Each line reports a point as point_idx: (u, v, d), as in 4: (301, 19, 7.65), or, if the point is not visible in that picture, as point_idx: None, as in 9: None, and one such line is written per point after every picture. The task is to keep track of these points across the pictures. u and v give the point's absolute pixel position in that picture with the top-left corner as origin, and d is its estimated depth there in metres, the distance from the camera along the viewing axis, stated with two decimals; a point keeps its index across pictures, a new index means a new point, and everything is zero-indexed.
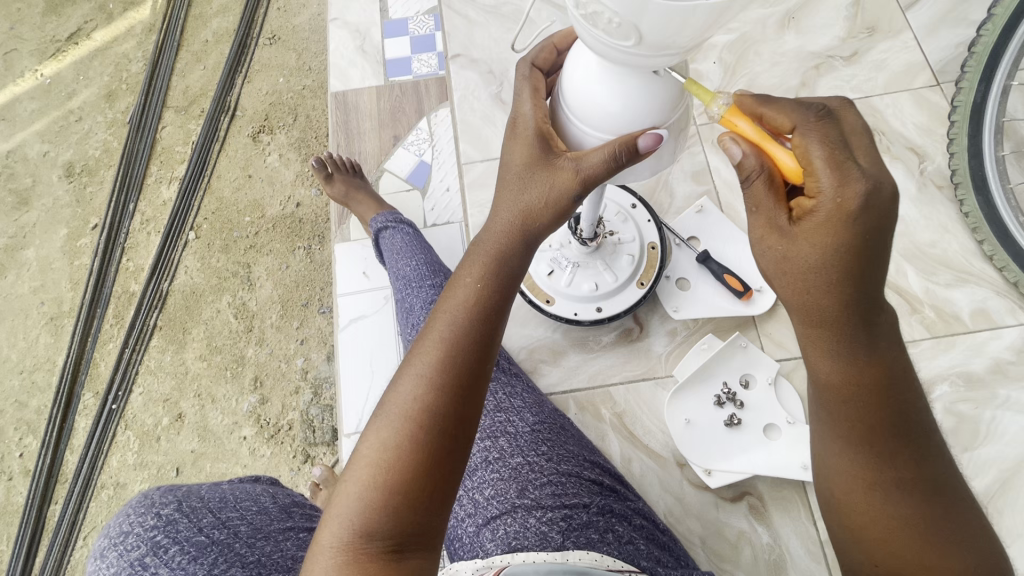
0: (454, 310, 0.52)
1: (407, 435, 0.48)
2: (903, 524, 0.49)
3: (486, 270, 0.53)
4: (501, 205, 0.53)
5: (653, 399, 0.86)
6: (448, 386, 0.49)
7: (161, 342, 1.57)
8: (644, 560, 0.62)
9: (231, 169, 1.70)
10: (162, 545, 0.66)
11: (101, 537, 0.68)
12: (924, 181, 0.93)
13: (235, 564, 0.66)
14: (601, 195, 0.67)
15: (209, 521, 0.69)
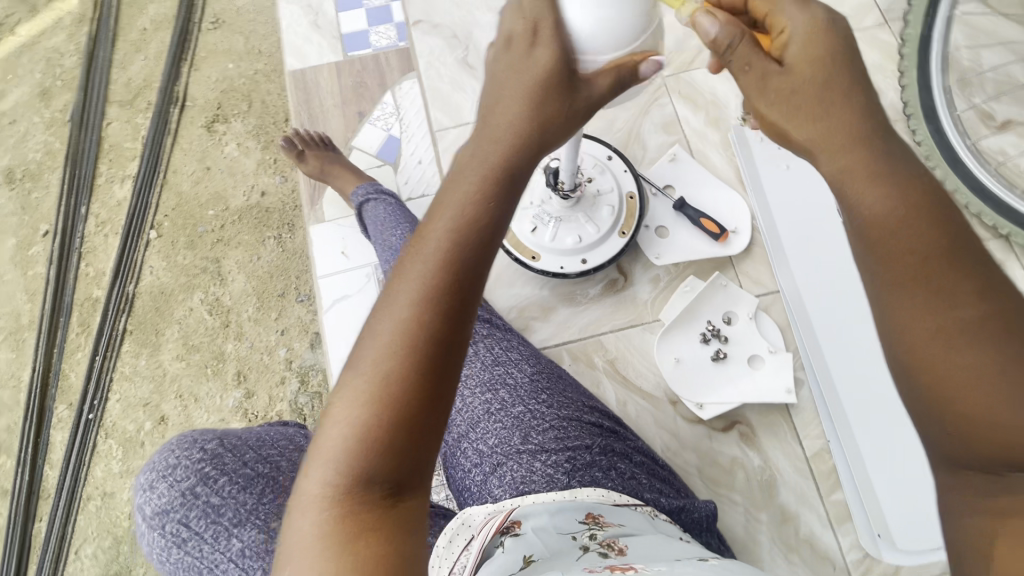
0: (450, 225, 0.48)
1: (400, 367, 0.45)
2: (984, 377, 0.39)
3: (486, 186, 0.49)
4: (502, 115, 0.50)
5: (643, 342, 0.89)
6: (442, 313, 0.46)
7: (134, 346, 1.52)
8: (647, 493, 0.66)
9: (187, 162, 1.64)
10: (212, 476, 0.68)
11: (147, 468, 0.70)
12: None
13: (281, 494, 0.69)
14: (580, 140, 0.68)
15: (252, 455, 0.71)
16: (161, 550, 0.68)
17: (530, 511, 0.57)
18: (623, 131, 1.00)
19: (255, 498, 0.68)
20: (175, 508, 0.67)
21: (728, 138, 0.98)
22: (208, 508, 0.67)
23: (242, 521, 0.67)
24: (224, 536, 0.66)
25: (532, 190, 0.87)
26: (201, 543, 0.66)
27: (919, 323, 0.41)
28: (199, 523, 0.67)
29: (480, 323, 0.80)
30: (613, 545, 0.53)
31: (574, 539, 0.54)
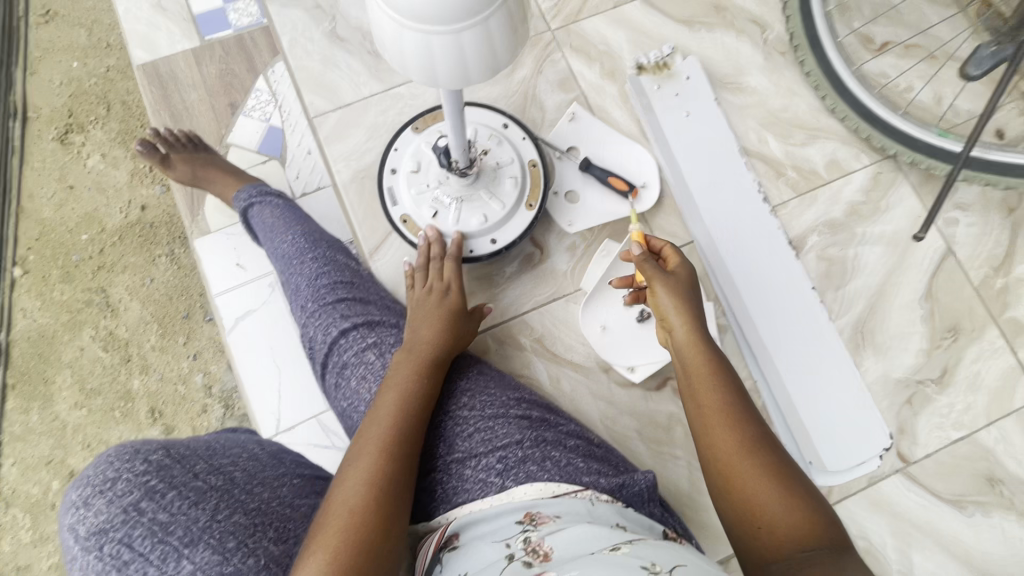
0: (394, 395, 0.63)
1: (366, 489, 0.55)
2: (770, 476, 0.53)
3: (421, 361, 0.68)
4: (426, 322, 0.73)
5: (567, 314, 0.86)
6: (398, 448, 0.59)
7: (22, 401, 1.34)
8: (586, 476, 0.61)
9: (44, 184, 1.42)
10: (158, 490, 0.53)
11: (75, 484, 0.53)
12: (769, 50, 0.97)
13: (237, 510, 0.55)
14: (463, 117, 0.61)
15: (204, 466, 0.58)
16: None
17: (471, 519, 0.57)
18: (518, 95, 0.94)
19: (209, 514, 0.54)
20: (115, 527, 0.51)
21: (626, 89, 0.94)
22: (154, 526, 0.52)
23: (195, 539, 0.52)
24: (172, 558, 0.51)
25: (429, 172, 0.82)
26: (145, 568, 0.50)
27: (717, 431, 0.57)
28: (143, 544, 0.51)
29: (389, 329, 0.75)
30: (539, 549, 0.50)
31: (505, 547, 0.52)
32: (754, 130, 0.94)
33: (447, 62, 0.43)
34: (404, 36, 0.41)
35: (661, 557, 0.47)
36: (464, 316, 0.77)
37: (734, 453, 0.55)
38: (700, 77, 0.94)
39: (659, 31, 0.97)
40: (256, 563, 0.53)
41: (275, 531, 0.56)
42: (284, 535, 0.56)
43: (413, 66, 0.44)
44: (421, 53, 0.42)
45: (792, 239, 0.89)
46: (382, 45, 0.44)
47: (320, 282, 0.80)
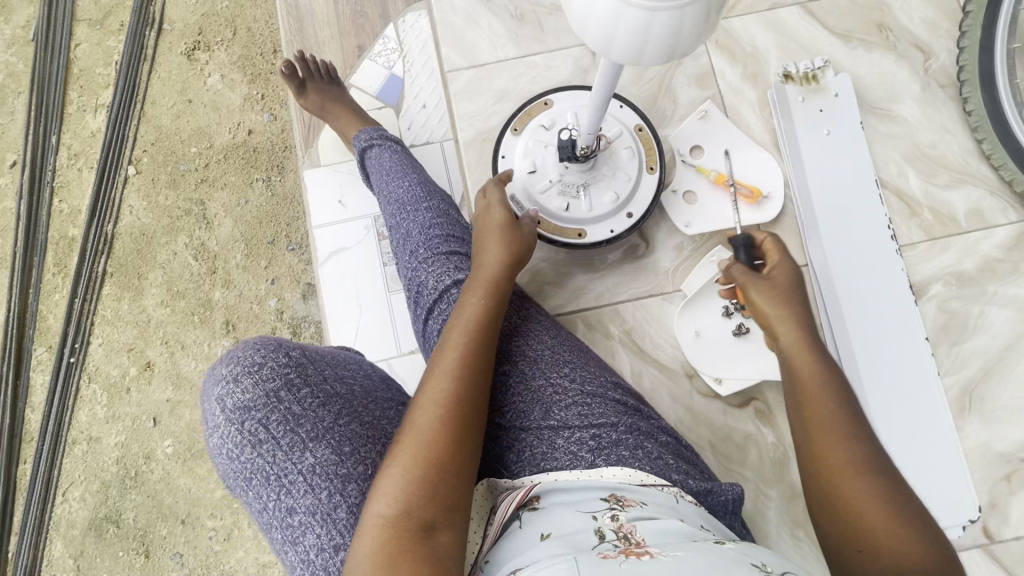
0: (463, 324, 0.63)
1: (435, 411, 0.56)
2: (890, 499, 0.51)
3: (484, 288, 0.67)
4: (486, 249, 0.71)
5: (662, 313, 0.85)
6: (464, 373, 0.59)
7: (116, 290, 1.45)
8: (675, 474, 0.61)
9: (166, 94, 1.50)
10: (295, 384, 0.58)
11: (226, 360, 0.58)
12: (929, 80, 0.91)
13: (356, 420, 0.59)
14: (607, 101, 0.60)
15: (331, 372, 0.62)
16: (229, 448, 0.56)
17: (554, 487, 0.58)
18: (653, 84, 0.92)
19: (333, 418, 0.58)
20: (257, 407, 0.56)
21: (767, 96, 0.90)
22: (288, 416, 0.56)
23: (320, 437, 0.57)
24: (299, 447, 0.56)
25: (546, 169, 0.81)
26: (275, 450, 0.56)
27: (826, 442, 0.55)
28: (277, 428, 0.56)
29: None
30: (630, 537, 0.49)
31: (590, 519, 0.52)
32: (895, 162, 0.88)
33: (689, 29, 0.41)
34: (652, 21, 0.40)
35: (768, 559, 0.45)
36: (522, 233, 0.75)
37: (855, 467, 0.53)
38: (850, 95, 0.89)
39: (813, 41, 0.92)
40: (365, 473, 0.56)
41: (383, 447, 0.59)
42: (390, 453, 0.59)
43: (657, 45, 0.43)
44: (659, 33, 0.41)
45: (915, 284, 0.84)
46: (609, 40, 0.43)
47: (433, 231, 0.81)
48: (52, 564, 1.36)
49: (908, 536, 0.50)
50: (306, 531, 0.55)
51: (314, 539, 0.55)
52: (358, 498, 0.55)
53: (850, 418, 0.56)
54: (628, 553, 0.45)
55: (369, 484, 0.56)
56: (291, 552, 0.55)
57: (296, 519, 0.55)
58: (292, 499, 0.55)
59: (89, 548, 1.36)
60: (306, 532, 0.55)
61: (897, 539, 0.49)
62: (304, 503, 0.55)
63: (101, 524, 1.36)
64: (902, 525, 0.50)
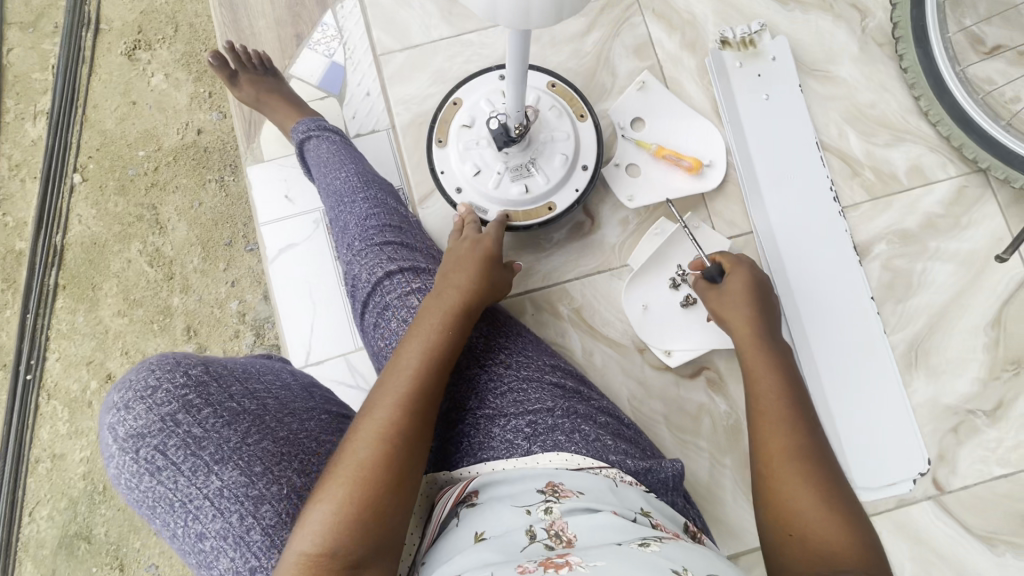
0: (420, 351, 0.61)
1: (376, 447, 0.54)
2: (813, 481, 0.55)
3: (444, 317, 0.65)
4: (457, 275, 0.70)
5: (610, 289, 0.84)
6: (411, 407, 0.57)
7: (69, 303, 1.40)
8: (612, 455, 0.61)
9: (108, 97, 1.44)
10: (195, 405, 0.57)
11: (119, 386, 0.57)
12: (866, 40, 0.90)
13: (267, 437, 0.58)
14: (525, 79, 0.59)
15: (238, 388, 0.60)
16: (128, 477, 0.55)
17: (491, 479, 0.58)
18: (590, 57, 0.90)
19: (239, 436, 0.57)
20: (152, 433, 0.55)
21: (705, 64, 0.89)
22: (188, 439, 0.56)
23: (225, 458, 0.55)
24: (202, 471, 0.55)
25: (488, 165, 0.77)
26: (176, 476, 0.55)
27: (766, 432, 0.60)
28: (177, 453, 0.55)
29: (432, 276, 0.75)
30: (562, 535, 0.48)
31: (525, 516, 0.51)
32: (836, 124, 0.88)
33: None
34: None
35: (692, 563, 0.44)
36: (497, 266, 0.74)
37: (782, 451, 0.58)
38: (786, 58, 0.88)
39: (750, 5, 0.91)
40: (277, 491, 0.55)
41: (300, 463, 0.58)
42: (307, 468, 0.58)
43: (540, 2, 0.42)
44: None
45: (858, 245, 0.85)
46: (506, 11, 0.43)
47: (369, 222, 0.79)
48: None
49: (823, 515, 0.53)
50: (219, 555, 0.54)
51: (229, 563, 0.54)
52: (272, 519, 0.54)
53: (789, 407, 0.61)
54: (546, 565, 0.44)
55: (283, 504, 0.55)
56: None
57: (207, 544, 0.54)
58: (201, 524, 0.54)
59: (62, 567, 1.33)
60: (219, 556, 0.54)
61: (815, 516, 0.53)
62: (214, 527, 0.54)
63: (70, 540, 1.34)
64: (824, 506, 0.53)
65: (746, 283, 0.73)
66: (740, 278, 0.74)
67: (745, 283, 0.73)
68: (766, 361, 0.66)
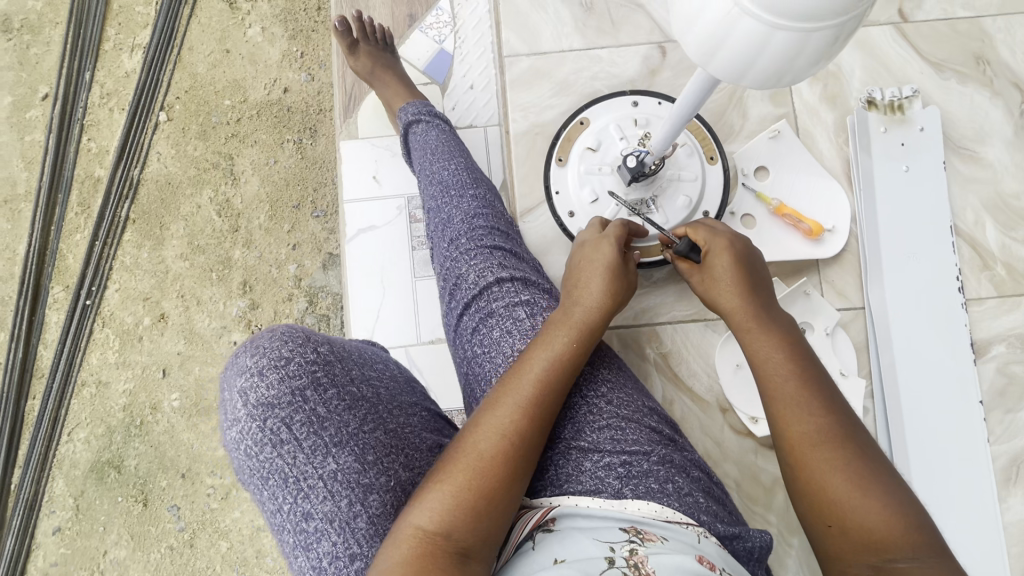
0: (546, 358, 0.59)
1: (499, 446, 0.53)
2: (845, 465, 0.50)
3: (576, 330, 0.62)
4: (591, 286, 0.66)
5: (703, 340, 0.81)
6: (535, 414, 0.56)
7: (136, 238, 1.41)
8: (703, 514, 0.58)
9: (204, 41, 1.44)
10: (321, 383, 0.56)
11: (251, 349, 0.56)
12: (1023, 124, 0.84)
13: (380, 427, 0.58)
14: (689, 118, 0.53)
15: (358, 373, 0.61)
16: (247, 444, 0.55)
17: (572, 512, 0.56)
18: (723, 93, 0.85)
19: (358, 422, 0.57)
20: (281, 405, 0.54)
21: (846, 121, 0.84)
22: (312, 416, 0.55)
23: (343, 442, 0.55)
24: (321, 452, 0.54)
25: (607, 194, 0.76)
26: (296, 451, 0.54)
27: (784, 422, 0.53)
28: (300, 429, 0.55)
29: (540, 292, 0.72)
30: (642, 567, 0.47)
31: (606, 549, 0.50)
32: (974, 209, 0.82)
33: (814, 58, 0.34)
34: (768, 48, 0.34)
35: None
36: (625, 273, 0.69)
37: (812, 441, 0.51)
38: (936, 129, 0.82)
39: (902, 67, 0.85)
40: (386, 483, 0.55)
41: (405, 458, 0.58)
42: (411, 463, 0.59)
43: (727, 66, 0.37)
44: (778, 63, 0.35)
45: (976, 343, 0.79)
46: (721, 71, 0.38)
47: (477, 221, 0.76)
48: (52, 500, 1.36)
49: (869, 504, 0.48)
50: (321, 537, 0.53)
51: (329, 547, 0.53)
52: (378, 509, 0.54)
53: (802, 388, 0.54)
54: None
55: (389, 495, 0.55)
56: (302, 557, 0.53)
57: (312, 524, 0.53)
58: (309, 504, 0.53)
59: (89, 490, 1.36)
60: (321, 538, 0.53)
61: (858, 502, 0.48)
62: (322, 509, 0.53)
63: (103, 467, 1.36)
64: (863, 491, 0.48)
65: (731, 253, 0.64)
66: (723, 250, 0.64)
67: (727, 253, 0.64)
68: (768, 341, 0.58)
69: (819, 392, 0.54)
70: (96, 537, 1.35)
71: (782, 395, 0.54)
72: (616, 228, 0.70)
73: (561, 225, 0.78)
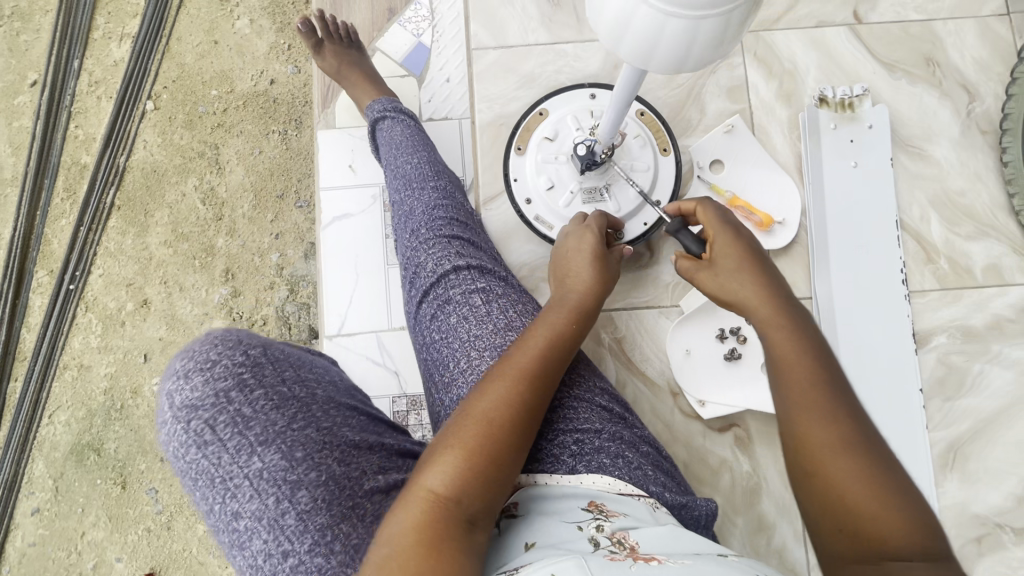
0: (546, 335, 0.62)
1: (505, 412, 0.56)
2: (860, 463, 0.46)
3: (574, 310, 0.66)
4: (584, 269, 0.70)
5: (656, 326, 0.84)
6: (539, 384, 0.58)
7: (121, 224, 1.43)
8: (652, 485, 0.61)
9: (192, 31, 1.46)
10: (247, 384, 0.60)
11: (183, 355, 0.61)
12: (970, 124, 0.87)
13: (310, 425, 0.59)
14: (627, 104, 0.56)
15: (290, 374, 0.63)
16: (177, 447, 0.59)
17: (535, 495, 0.58)
18: (683, 89, 0.88)
19: (284, 421, 0.59)
20: (204, 407, 0.58)
21: (798, 118, 0.87)
22: (237, 417, 0.58)
23: (268, 441, 0.57)
24: (246, 451, 0.57)
25: (564, 182, 0.78)
26: (221, 452, 0.57)
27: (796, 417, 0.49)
28: (225, 430, 0.58)
29: (496, 279, 0.74)
30: (623, 540, 0.50)
31: (580, 529, 0.53)
32: (920, 205, 0.85)
33: (708, 46, 0.37)
34: (664, 33, 0.36)
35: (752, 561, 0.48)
36: (611, 260, 0.72)
37: (828, 437, 0.47)
38: (884, 126, 0.85)
39: (855, 68, 0.89)
40: (315, 478, 0.56)
41: (341, 454, 0.59)
42: (347, 459, 0.59)
43: (632, 51, 0.39)
44: (676, 48, 0.37)
45: (918, 333, 0.82)
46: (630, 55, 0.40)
47: (436, 213, 0.79)
48: (32, 481, 1.38)
49: (881, 505, 0.44)
50: (252, 536, 0.55)
51: (261, 545, 0.55)
52: (307, 504, 0.55)
53: (818, 379, 0.50)
54: (637, 559, 0.47)
55: (317, 490, 0.56)
56: (240, 556, 0.56)
57: (241, 523, 0.56)
58: (238, 503, 0.56)
59: (69, 471, 1.38)
60: (252, 537, 0.56)
61: (873, 504, 0.45)
62: (250, 508, 0.56)
63: (83, 449, 1.39)
64: (878, 491, 0.45)
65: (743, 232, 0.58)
66: (733, 230, 0.59)
67: (738, 234, 0.59)
68: (785, 332, 0.53)
69: (832, 384, 0.50)
70: (74, 518, 1.37)
71: (798, 388, 0.50)
72: (598, 217, 0.73)
73: (519, 211, 0.79)
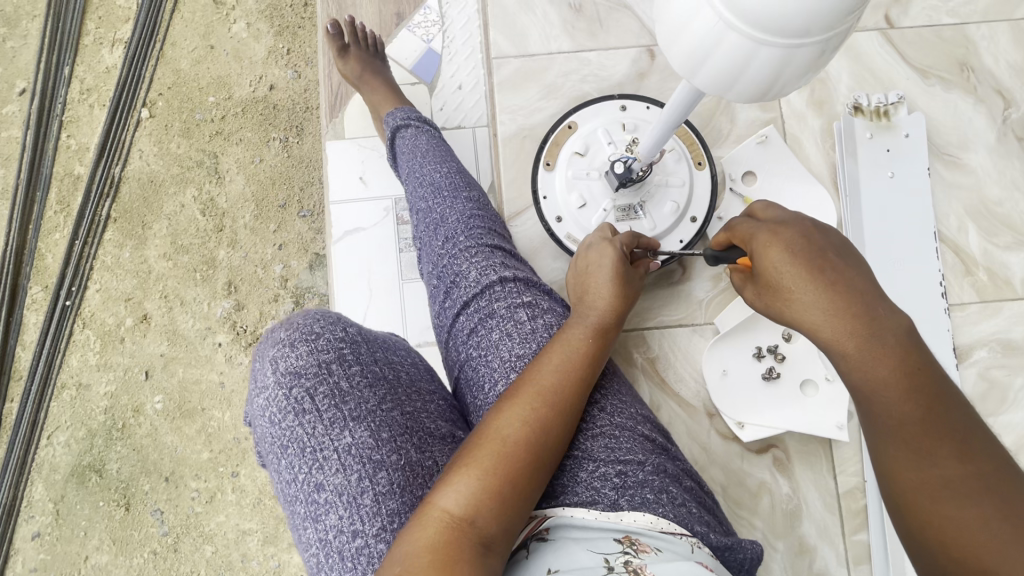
0: (563, 353, 0.59)
1: (523, 434, 0.53)
2: (977, 504, 0.41)
3: (593, 328, 0.63)
4: (603, 286, 0.66)
5: (690, 345, 0.81)
6: (559, 406, 0.56)
7: (117, 237, 1.38)
8: (697, 525, 0.57)
9: (187, 36, 1.40)
10: (347, 359, 0.59)
11: (285, 325, 0.60)
12: (1005, 131, 0.85)
13: (398, 408, 0.59)
14: (676, 125, 0.53)
15: (381, 355, 0.63)
16: (272, 412, 0.57)
17: (569, 521, 0.55)
18: (712, 98, 0.85)
19: (377, 400, 0.58)
20: (307, 375, 0.57)
21: (832, 127, 0.85)
22: (335, 389, 0.57)
23: (361, 417, 0.56)
24: (339, 424, 0.56)
25: (596, 200, 0.75)
26: (316, 421, 0.56)
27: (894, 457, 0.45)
28: (322, 401, 0.57)
29: (541, 293, 0.70)
30: (641, 574, 0.47)
31: (602, 559, 0.49)
32: (957, 216, 0.83)
33: (801, 73, 0.34)
34: (751, 64, 0.33)
35: None
36: (631, 275, 0.68)
37: (935, 481, 0.43)
38: (920, 136, 0.82)
39: (888, 74, 0.86)
40: (397, 462, 0.55)
41: (419, 440, 0.58)
42: (425, 445, 0.58)
43: (710, 80, 0.37)
44: (762, 80, 0.34)
45: (958, 349, 0.80)
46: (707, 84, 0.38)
47: (472, 222, 0.75)
48: (31, 505, 1.34)
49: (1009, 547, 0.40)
50: (329, 510, 0.53)
51: (335, 520, 0.53)
52: (385, 487, 0.54)
53: (923, 412, 0.44)
54: None
55: (398, 474, 0.55)
56: (310, 530, 0.54)
57: (323, 496, 0.54)
58: (322, 475, 0.54)
59: (69, 495, 1.34)
60: (328, 511, 0.54)
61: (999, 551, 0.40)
62: (334, 482, 0.54)
63: (84, 471, 1.34)
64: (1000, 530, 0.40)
65: (795, 244, 0.49)
66: (775, 240, 0.50)
67: (788, 249, 0.49)
68: (878, 360, 0.45)
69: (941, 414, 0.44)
70: (76, 543, 1.32)
71: (898, 426, 0.44)
72: (626, 236, 0.69)
73: (548, 229, 0.77)
